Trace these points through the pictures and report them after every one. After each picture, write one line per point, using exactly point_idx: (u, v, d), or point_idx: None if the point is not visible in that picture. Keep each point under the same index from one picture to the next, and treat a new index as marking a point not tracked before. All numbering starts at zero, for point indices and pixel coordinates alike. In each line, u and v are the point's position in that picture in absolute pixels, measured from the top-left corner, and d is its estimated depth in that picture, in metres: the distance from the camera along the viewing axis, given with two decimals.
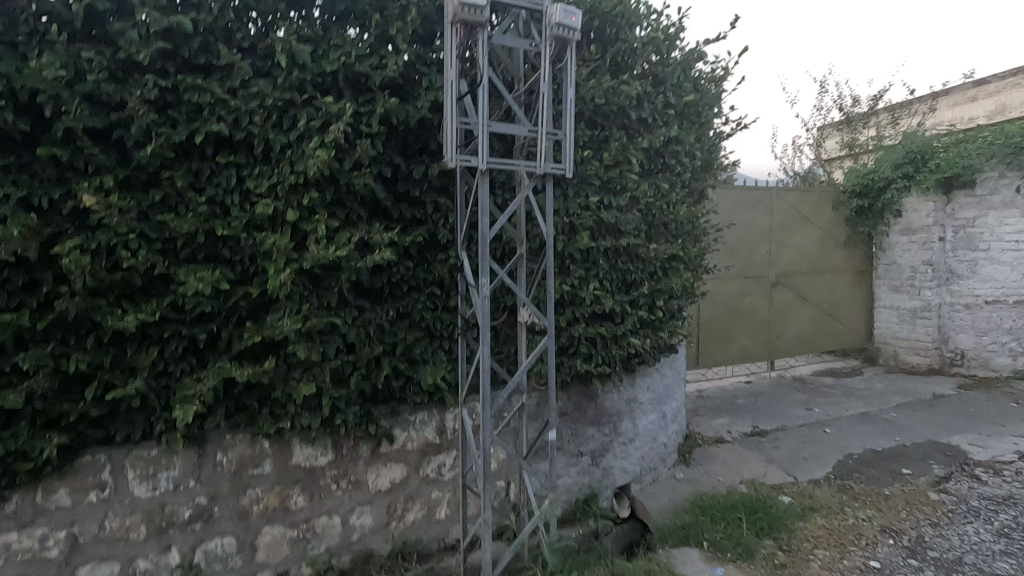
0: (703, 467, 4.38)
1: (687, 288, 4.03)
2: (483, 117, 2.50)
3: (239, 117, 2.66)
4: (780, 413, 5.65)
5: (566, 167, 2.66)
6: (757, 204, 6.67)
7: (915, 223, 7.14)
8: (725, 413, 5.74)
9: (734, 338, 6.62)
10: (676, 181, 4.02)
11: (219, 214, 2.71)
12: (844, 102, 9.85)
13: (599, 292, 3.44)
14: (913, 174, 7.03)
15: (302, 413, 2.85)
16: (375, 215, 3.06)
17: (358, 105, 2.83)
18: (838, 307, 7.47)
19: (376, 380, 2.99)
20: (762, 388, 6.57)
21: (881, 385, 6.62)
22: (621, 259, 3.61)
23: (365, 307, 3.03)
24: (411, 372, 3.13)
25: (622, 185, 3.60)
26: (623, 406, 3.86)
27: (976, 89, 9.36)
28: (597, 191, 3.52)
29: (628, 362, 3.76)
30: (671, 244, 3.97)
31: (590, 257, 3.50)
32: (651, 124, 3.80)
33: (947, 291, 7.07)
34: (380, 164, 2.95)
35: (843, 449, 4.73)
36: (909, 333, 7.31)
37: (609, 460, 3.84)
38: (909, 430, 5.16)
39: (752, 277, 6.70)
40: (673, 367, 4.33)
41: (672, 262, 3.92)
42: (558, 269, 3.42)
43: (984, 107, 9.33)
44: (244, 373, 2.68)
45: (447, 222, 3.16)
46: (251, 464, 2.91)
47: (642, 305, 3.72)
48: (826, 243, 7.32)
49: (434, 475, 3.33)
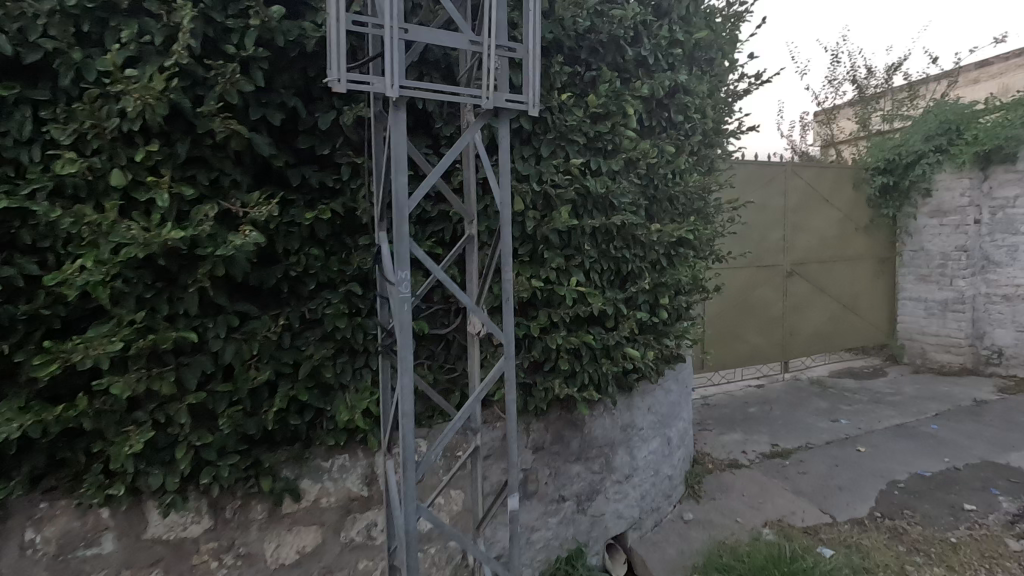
0: (718, 503, 3.51)
1: (697, 281, 3.16)
2: (396, 16, 1.58)
3: (27, 27, 1.73)
4: (801, 427, 4.80)
5: (529, 100, 1.76)
6: (772, 182, 5.80)
7: (946, 203, 6.31)
8: (736, 426, 4.88)
9: (744, 337, 5.78)
10: (683, 142, 3.13)
11: (7, 177, 1.79)
12: (857, 73, 8.95)
13: (584, 289, 2.55)
14: (947, 147, 6.16)
15: (150, 471, 1.96)
16: (265, 183, 2.17)
17: (224, 16, 1.91)
18: (858, 299, 6.64)
19: (265, 418, 2.10)
20: (776, 394, 5.73)
21: (911, 388, 5.80)
22: (613, 245, 2.71)
23: (250, 313, 2.14)
24: (320, 402, 2.25)
25: (614, 146, 2.70)
26: (617, 435, 2.99)
27: (981, 71, 8.80)
28: (581, 151, 2.60)
29: (624, 379, 2.89)
30: (678, 225, 3.08)
31: (573, 242, 2.60)
32: (652, 66, 2.89)
33: (982, 281, 6.25)
34: (264, 107, 2.04)
35: (885, 476, 3.89)
36: (939, 328, 6.48)
37: (599, 505, 2.97)
38: (958, 448, 4.33)
39: (765, 266, 5.85)
40: (680, 379, 3.45)
41: (679, 247, 3.04)
42: (529, 258, 2.53)
43: (987, 90, 8.79)
44: (46, 418, 1.76)
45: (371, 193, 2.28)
46: (80, 544, 2.00)
47: (641, 305, 2.84)
48: (846, 227, 6.47)
49: (362, 539, 2.45)
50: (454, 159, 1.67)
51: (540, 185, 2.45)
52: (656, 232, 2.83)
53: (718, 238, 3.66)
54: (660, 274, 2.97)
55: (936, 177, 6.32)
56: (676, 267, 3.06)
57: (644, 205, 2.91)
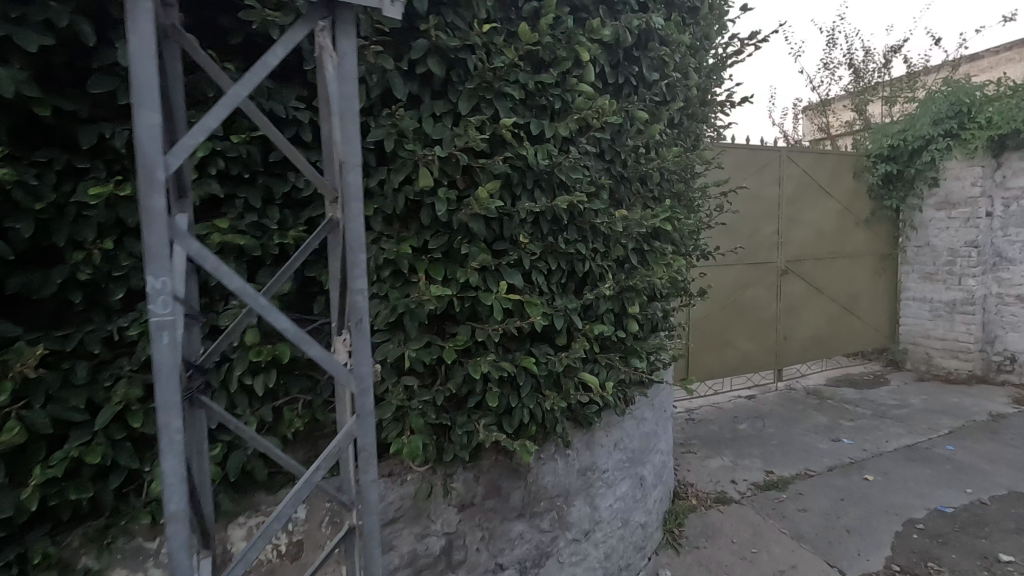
0: (701, 555, 2.88)
1: (675, 283, 2.51)
2: None
3: None
4: (798, 449, 4.19)
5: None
6: (765, 169, 5.18)
7: (955, 194, 5.71)
8: (725, 447, 4.25)
9: (733, 343, 5.18)
10: (658, 108, 2.47)
11: None
12: (855, 56, 8.34)
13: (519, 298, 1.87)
14: (958, 131, 5.55)
15: None
16: (38, 144, 1.48)
17: None
18: (858, 299, 6.05)
19: (29, 495, 1.41)
20: (769, 407, 5.12)
21: (918, 399, 5.22)
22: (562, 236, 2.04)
23: (16, 336, 1.46)
24: (134, 461, 1.58)
25: (565, 106, 2.03)
26: (574, 481, 2.33)
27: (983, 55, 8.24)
28: (519, 110, 1.92)
29: (580, 412, 2.23)
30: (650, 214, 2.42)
31: (506, 233, 1.92)
32: (617, 4, 2.23)
33: (994, 280, 5.67)
34: (16, 25, 1.34)
35: (900, 514, 3.28)
36: (946, 332, 5.90)
37: (550, 572, 2.32)
38: (980, 476, 3.74)
39: (757, 264, 5.23)
40: (656, 404, 2.80)
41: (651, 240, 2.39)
42: (444, 256, 1.85)
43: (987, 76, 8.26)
44: None
45: (213, 163, 1.63)
46: None
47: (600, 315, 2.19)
48: (846, 220, 5.86)
49: None
50: (245, 76, 0.99)
51: (453, 152, 1.75)
52: (619, 221, 2.16)
53: (702, 232, 3.01)
54: (626, 276, 2.31)
55: (945, 165, 5.71)
56: (648, 267, 2.40)
57: (603, 187, 2.24)
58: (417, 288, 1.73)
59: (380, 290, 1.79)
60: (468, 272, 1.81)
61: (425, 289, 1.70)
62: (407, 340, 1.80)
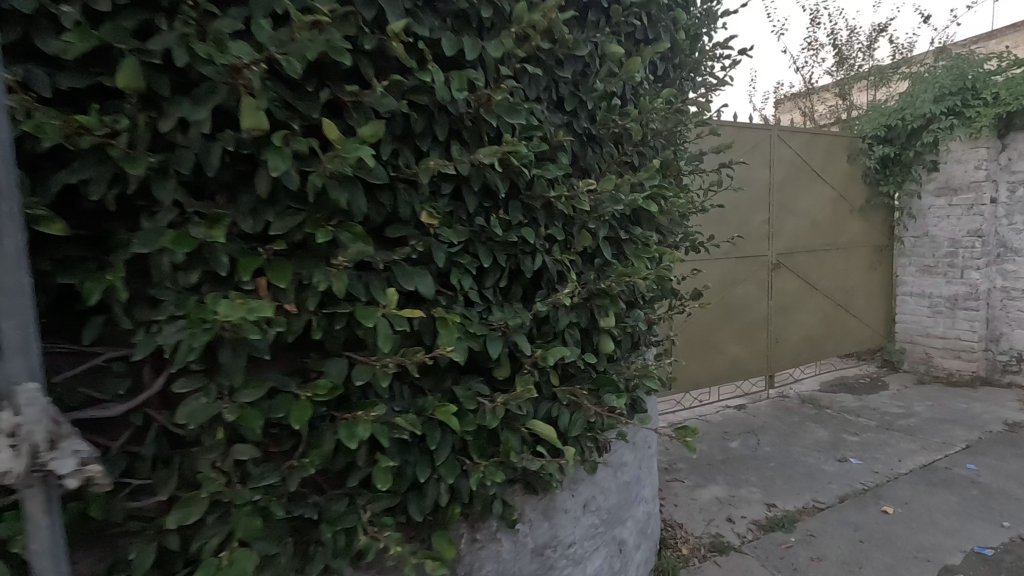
0: None
1: (662, 282, 1.84)
2: None
3: None
4: (801, 474, 3.59)
5: None
6: (755, 151, 4.60)
7: (957, 178, 5.20)
8: (717, 473, 3.62)
9: (721, 347, 4.61)
10: (637, 42, 1.80)
11: None
12: (839, 35, 7.81)
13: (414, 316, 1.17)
14: (961, 108, 5.03)
15: None
16: None
17: None
18: (853, 295, 5.52)
19: None
20: (762, 419, 4.53)
21: (923, 406, 4.69)
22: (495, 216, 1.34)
23: None
24: None
25: (500, 18, 1.34)
26: (527, 567, 1.65)
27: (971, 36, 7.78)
28: (424, 17, 1.21)
29: (533, 474, 1.54)
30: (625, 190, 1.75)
31: (403, 209, 1.21)
32: None
33: (998, 272, 5.18)
34: None
35: (934, 561, 2.69)
36: (947, 330, 5.40)
37: None
38: (1013, 504, 3.18)
39: (746, 257, 4.65)
40: (638, 443, 2.14)
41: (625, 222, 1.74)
42: (299, 248, 1.14)
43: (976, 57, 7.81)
44: None
45: None
46: None
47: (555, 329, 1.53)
48: (840, 208, 5.32)
49: None
50: None
51: (286, 58, 1.01)
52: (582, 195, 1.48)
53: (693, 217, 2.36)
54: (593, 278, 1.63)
55: (945, 146, 5.20)
56: (621, 265, 1.74)
57: (555, 148, 1.57)
58: (205, 305, 0.98)
59: (178, 305, 1.06)
60: (329, 273, 1.09)
61: (223, 306, 0.95)
62: (230, 389, 1.08)
